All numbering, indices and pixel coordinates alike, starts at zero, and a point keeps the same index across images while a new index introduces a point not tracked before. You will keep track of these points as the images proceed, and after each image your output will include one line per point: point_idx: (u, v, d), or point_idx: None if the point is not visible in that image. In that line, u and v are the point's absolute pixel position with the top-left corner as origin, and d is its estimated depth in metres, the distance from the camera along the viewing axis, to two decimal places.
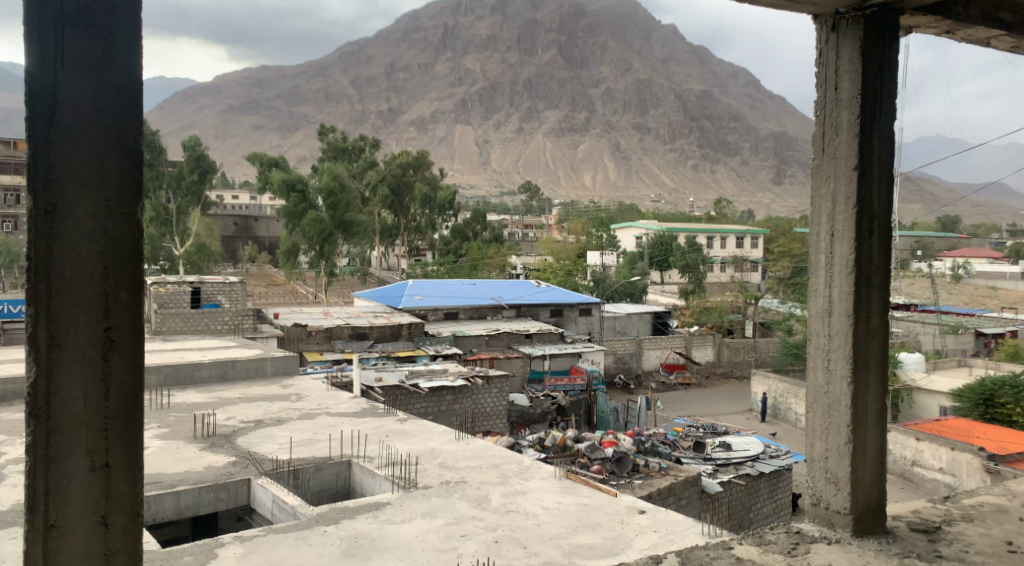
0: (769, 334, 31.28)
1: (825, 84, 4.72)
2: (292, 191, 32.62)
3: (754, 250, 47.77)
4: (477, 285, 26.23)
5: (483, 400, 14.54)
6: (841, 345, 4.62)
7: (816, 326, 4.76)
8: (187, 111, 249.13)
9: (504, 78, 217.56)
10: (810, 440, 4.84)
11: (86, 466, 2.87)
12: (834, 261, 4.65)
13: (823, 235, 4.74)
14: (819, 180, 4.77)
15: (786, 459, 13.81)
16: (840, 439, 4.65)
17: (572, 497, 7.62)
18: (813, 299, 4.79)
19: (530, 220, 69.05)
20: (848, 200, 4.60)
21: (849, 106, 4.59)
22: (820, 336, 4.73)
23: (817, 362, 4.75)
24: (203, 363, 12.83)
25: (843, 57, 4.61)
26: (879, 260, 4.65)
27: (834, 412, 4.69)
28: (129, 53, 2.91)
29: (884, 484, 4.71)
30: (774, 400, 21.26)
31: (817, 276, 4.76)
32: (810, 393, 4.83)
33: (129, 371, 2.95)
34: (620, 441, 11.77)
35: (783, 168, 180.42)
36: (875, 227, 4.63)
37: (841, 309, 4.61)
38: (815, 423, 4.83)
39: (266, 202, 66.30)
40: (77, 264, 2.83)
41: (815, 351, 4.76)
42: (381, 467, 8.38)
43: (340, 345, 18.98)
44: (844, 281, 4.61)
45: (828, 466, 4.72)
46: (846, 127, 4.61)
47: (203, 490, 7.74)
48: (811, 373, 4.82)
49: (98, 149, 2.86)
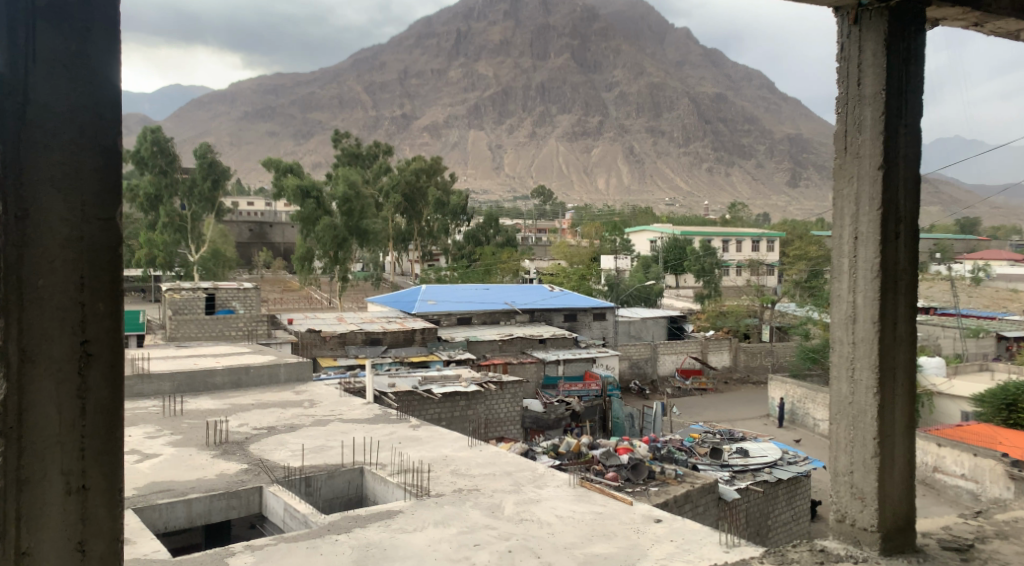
0: (786, 338, 31.01)
1: (847, 81, 4.72)
2: (306, 198, 32.72)
3: (770, 253, 47.41)
4: (490, 290, 26.17)
5: (496, 406, 14.34)
6: (865, 353, 4.59)
7: (840, 333, 4.74)
8: (203, 119, 251.24)
9: (517, 83, 217.99)
10: (834, 452, 4.80)
11: (61, 489, 2.88)
12: (858, 263, 4.65)
13: (846, 237, 4.73)
14: (843, 180, 4.77)
15: (804, 466, 13.61)
16: (866, 453, 4.60)
17: (586, 505, 7.52)
18: (837, 305, 4.77)
19: (543, 225, 68.97)
20: (872, 201, 4.59)
21: (872, 103, 4.58)
22: (843, 344, 4.71)
23: (841, 371, 4.72)
24: (217, 369, 12.82)
25: (866, 52, 4.60)
26: (905, 262, 4.63)
27: (859, 423, 4.66)
28: (105, 50, 2.96)
29: (911, 497, 4.67)
30: (792, 405, 21.02)
31: (841, 280, 4.74)
32: (833, 403, 4.80)
33: (107, 386, 2.97)
34: (635, 448, 11.62)
35: (798, 171, 179.39)
36: (900, 228, 4.63)
37: (867, 316, 4.58)
38: (839, 436, 4.78)
39: (282, 209, 66.71)
40: (50, 272, 2.86)
41: (839, 359, 4.73)
42: (394, 474, 8.30)
43: (354, 350, 18.93)
44: (868, 285, 4.59)
45: (854, 481, 4.68)
46: (869, 124, 4.61)
47: (215, 498, 7.70)
48: (835, 383, 4.79)
49: (73, 149, 2.90)
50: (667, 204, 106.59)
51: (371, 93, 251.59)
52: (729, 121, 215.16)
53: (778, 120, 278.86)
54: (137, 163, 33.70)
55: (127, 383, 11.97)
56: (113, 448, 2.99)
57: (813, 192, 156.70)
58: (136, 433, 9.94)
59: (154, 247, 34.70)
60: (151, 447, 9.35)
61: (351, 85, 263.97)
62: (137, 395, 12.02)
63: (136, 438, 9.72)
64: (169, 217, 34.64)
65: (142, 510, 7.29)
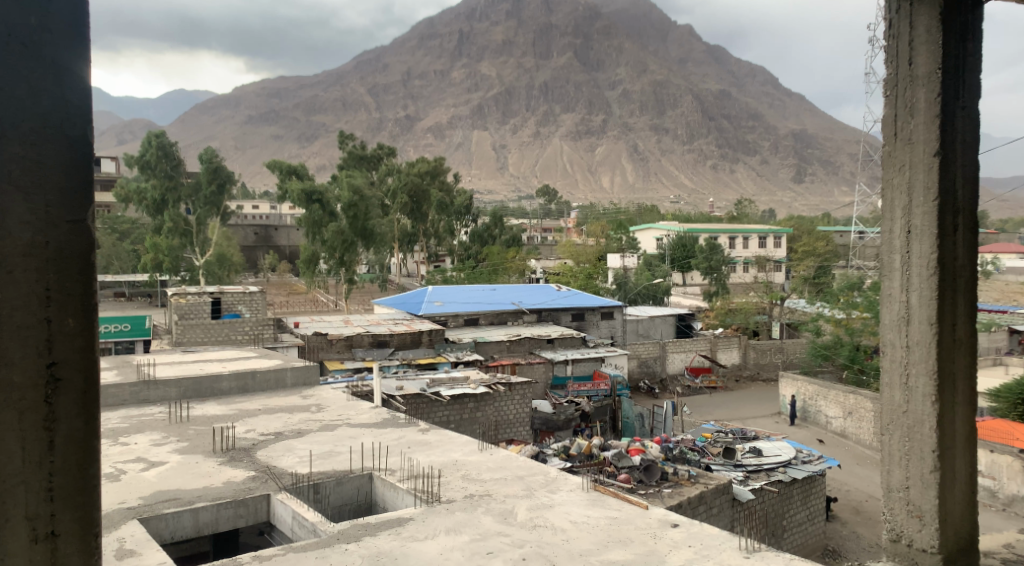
0: (796, 335, 30.78)
1: (901, 63, 5.44)
2: (311, 201, 32.68)
3: (778, 249, 47.07)
4: (497, 290, 26.02)
5: (506, 407, 14.16)
6: (922, 357, 5.27)
7: (894, 335, 5.44)
8: (207, 124, 251.80)
9: (520, 82, 217.48)
10: (889, 466, 5.50)
11: (28, 536, 3.17)
12: (913, 259, 5.33)
13: (899, 231, 5.42)
14: (892, 169, 5.48)
15: (819, 464, 13.43)
16: (924, 467, 5.29)
17: (600, 510, 7.35)
18: (890, 304, 5.47)
19: (548, 224, 68.65)
20: (927, 191, 5.27)
21: (926, 84, 5.28)
22: (897, 347, 5.42)
23: (897, 380, 5.42)
24: (223, 374, 12.68)
25: (920, 27, 5.30)
26: (962, 258, 5.33)
27: (907, 434, 5.39)
28: (62, 38, 3.28)
29: (968, 515, 5.38)
30: (803, 403, 20.80)
31: (893, 279, 5.45)
32: (886, 412, 5.53)
33: (76, 415, 3.27)
34: (648, 448, 11.38)
35: (805, 166, 178.11)
36: (956, 223, 5.32)
37: (924, 318, 5.26)
38: (894, 449, 5.49)
39: (286, 211, 66.48)
40: (16, 292, 3.17)
41: (894, 364, 5.43)
42: (403, 480, 8.15)
43: (362, 353, 18.76)
44: (923, 283, 5.27)
45: (910, 498, 5.38)
46: (922, 106, 5.30)
47: (222, 507, 7.56)
48: (890, 392, 5.49)
49: (39, 141, 3.23)
50: (672, 201, 106.09)
51: (374, 95, 251.60)
52: (732, 118, 214.39)
53: (783, 116, 277.71)
54: (142, 169, 33.74)
55: (133, 389, 11.85)
56: (83, 487, 3.29)
57: (819, 187, 155.98)
58: (142, 441, 9.80)
59: (160, 252, 34.66)
60: (157, 454, 9.22)
61: (355, 87, 263.95)
62: (143, 402, 11.90)
63: (142, 445, 9.59)
64: (173, 221, 34.54)
65: (148, 520, 7.16)
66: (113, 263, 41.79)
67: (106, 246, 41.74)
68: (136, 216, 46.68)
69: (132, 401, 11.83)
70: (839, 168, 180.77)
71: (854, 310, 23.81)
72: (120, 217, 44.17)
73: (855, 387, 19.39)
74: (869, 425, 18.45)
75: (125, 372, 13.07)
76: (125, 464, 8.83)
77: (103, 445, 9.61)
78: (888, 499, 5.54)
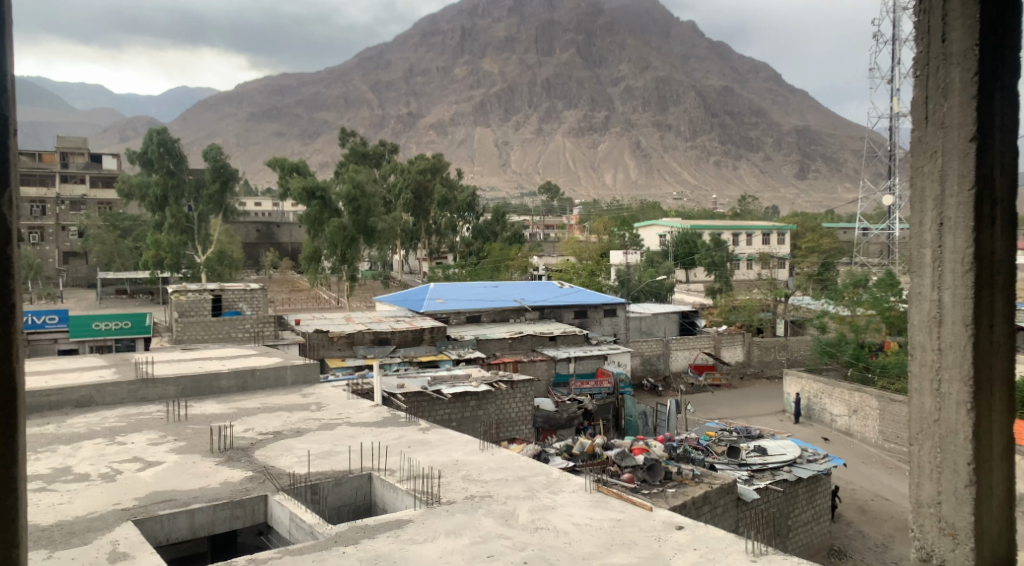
0: (800, 332, 30.51)
1: (932, 39, 4.84)
2: (313, 198, 32.46)
3: (781, 246, 46.02)
4: (499, 287, 25.82)
5: (508, 405, 14.00)
6: (954, 360, 4.73)
7: (925, 338, 4.89)
8: (211, 121, 252.05)
9: (523, 78, 217.04)
10: (918, 480, 4.93)
11: None
12: (946, 253, 4.77)
13: (930, 223, 4.85)
14: (921, 157, 4.90)
15: (824, 463, 13.26)
16: (958, 481, 4.72)
17: (603, 512, 7.21)
18: (920, 303, 4.93)
19: (551, 220, 68.42)
20: (962, 176, 4.70)
21: (961, 61, 4.70)
22: (927, 350, 4.87)
23: (926, 385, 4.87)
24: (223, 372, 12.54)
25: (954, 4, 4.71)
26: (1002, 253, 4.72)
27: (935, 434, 4.83)
28: None
29: (1008, 529, 4.75)
30: (808, 400, 20.66)
31: (923, 276, 4.89)
32: (914, 419, 4.98)
33: None
34: (651, 448, 11.21)
35: (809, 162, 177.38)
36: (996, 212, 4.72)
37: (959, 317, 4.70)
38: (924, 461, 4.92)
39: (289, 208, 66.39)
40: None
41: (924, 369, 4.89)
42: (403, 481, 8.00)
43: (363, 351, 18.61)
44: (957, 281, 4.72)
45: (943, 514, 4.80)
46: (957, 85, 4.72)
47: (219, 508, 7.43)
48: (919, 398, 4.94)
49: None
50: (675, 198, 105.86)
51: (377, 91, 251.41)
52: (735, 115, 213.96)
53: (785, 112, 277.12)
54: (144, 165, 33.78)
55: (131, 388, 11.73)
56: None
57: (821, 184, 155.64)
58: (139, 440, 9.68)
59: (161, 248, 34.50)
60: (154, 454, 9.08)
61: (358, 84, 263.74)
62: (141, 400, 11.77)
63: (139, 445, 9.46)
64: (174, 218, 34.46)
65: (143, 522, 7.05)
66: (115, 260, 41.89)
67: (108, 243, 41.93)
68: (138, 213, 46.58)
69: (130, 400, 11.72)
70: (842, 165, 180.27)
71: (859, 307, 23.95)
72: (122, 214, 44.03)
73: (860, 385, 19.20)
74: (874, 423, 18.33)
75: (124, 370, 12.95)
76: (121, 464, 8.71)
77: (99, 444, 9.48)
78: (917, 514, 4.96)
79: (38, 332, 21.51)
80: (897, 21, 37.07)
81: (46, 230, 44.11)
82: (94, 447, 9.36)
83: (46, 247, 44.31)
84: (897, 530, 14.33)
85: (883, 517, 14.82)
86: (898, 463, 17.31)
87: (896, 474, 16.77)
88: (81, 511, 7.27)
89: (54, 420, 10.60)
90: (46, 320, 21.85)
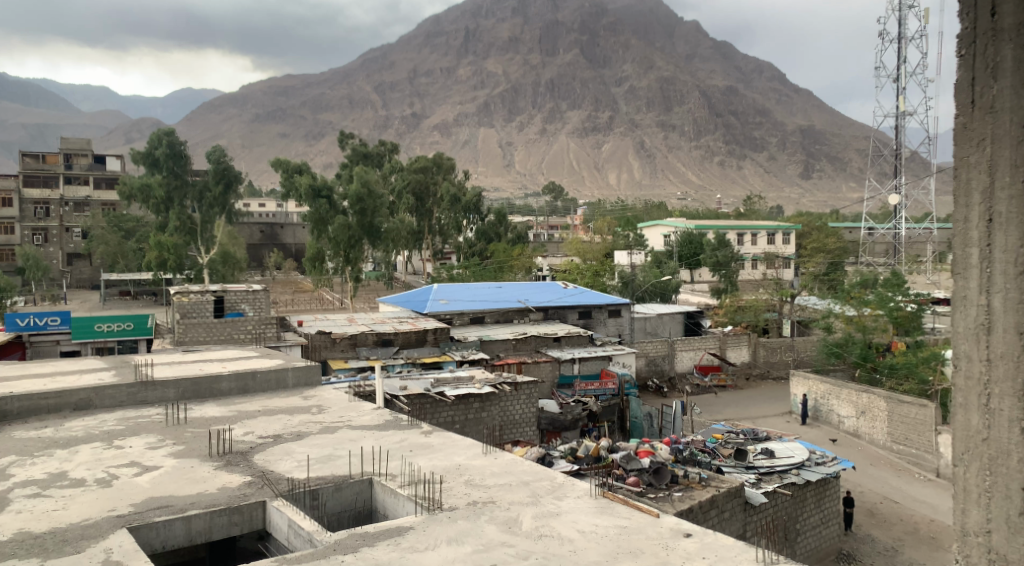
0: (806, 332, 30.27)
1: (981, 14, 5.47)
2: (319, 198, 32.39)
3: (787, 246, 45.75)
4: (503, 287, 25.66)
5: (512, 407, 13.85)
6: (1004, 373, 5.37)
7: (973, 349, 5.56)
8: (215, 122, 252.63)
9: (526, 79, 216.81)
10: (964, 507, 5.60)
11: None
12: (997, 252, 5.41)
13: (979, 218, 5.51)
14: (967, 145, 5.57)
15: (833, 466, 13.04)
16: (1010, 509, 5.33)
17: (609, 519, 7.03)
18: (969, 309, 5.59)
19: (554, 221, 68.24)
20: (1011, 166, 5.32)
21: (1012, 36, 5.32)
22: (975, 362, 5.54)
23: (976, 403, 5.53)
24: (223, 375, 12.37)
25: None
26: None
27: (979, 447, 5.53)
28: None
29: None
30: (815, 401, 20.44)
31: (970, 279, 5.57)
32: (961, 438, 5.66)
33: None
34: (657, 450, 10.98)
35: (813, 161, 176.42)
36: None
37: (1009, 325, 5.35)
38: (972, 488, 5.57)
39: (292, 208, 66.29)
40: None
41: (973, 384, 5.55)
42: (404, 486, 7.84)
43: (366, 352, 18.48)
44: (1008, 285, 5.36)
45: (992, 545, 5.43)
46: (1008, 60, 5.34)
47: (216, 514, 7.26)
48: (967, 416, 5.61)
49: None
50: (679, 198, 105.55)
51: (380, 92, 251.54)
52: (739, 115, 213.29)
53: (790, 112, 276.22)
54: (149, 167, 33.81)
55: (131, 391, 11.58)
56: None
57: (826, 184, 155.13)
58: (137, 444, 9.52)
59: (164, 249, 34.34)
60: (152, 458, 8.93)
61: (362, 85, 263.86)
62: (141, 403, 11.63)
63: (137, 449, 9.31)
64: (179, 220, 34.40)
65: (138, 529, 6.91)
66: (119, 261, 42.04)
67: (112, 244, 42.11)
68: (141, 214, 46.49)
69: (130, 402, 11.57)
70: (847, 164, 179.45)
71: (865, 307, 23.72)
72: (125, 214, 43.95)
73: (868, 386, 18.96)
74: (881, 424, 18.09)
75: (123, 372, 12.79)
76: (118, 469, 8.55)
77: (96, 448, 9.33)
78: (964, 542, 5.63)
79: (39, 334, 21.16)
80: (902, 19, 37.00)
81: (51, 231, 44.17)
82: (91, 451, 9.21)
83: (51, 248, 44.34)
84: (908, 533, 14.12)
85: (893, 520, 14.62)
86: (906, 466, 17.11)
87: (906, 477, 16.56)
88: (75, 518, 7.12)
89: (52, 424, 10.47)
90: (48, 321, 21.31)
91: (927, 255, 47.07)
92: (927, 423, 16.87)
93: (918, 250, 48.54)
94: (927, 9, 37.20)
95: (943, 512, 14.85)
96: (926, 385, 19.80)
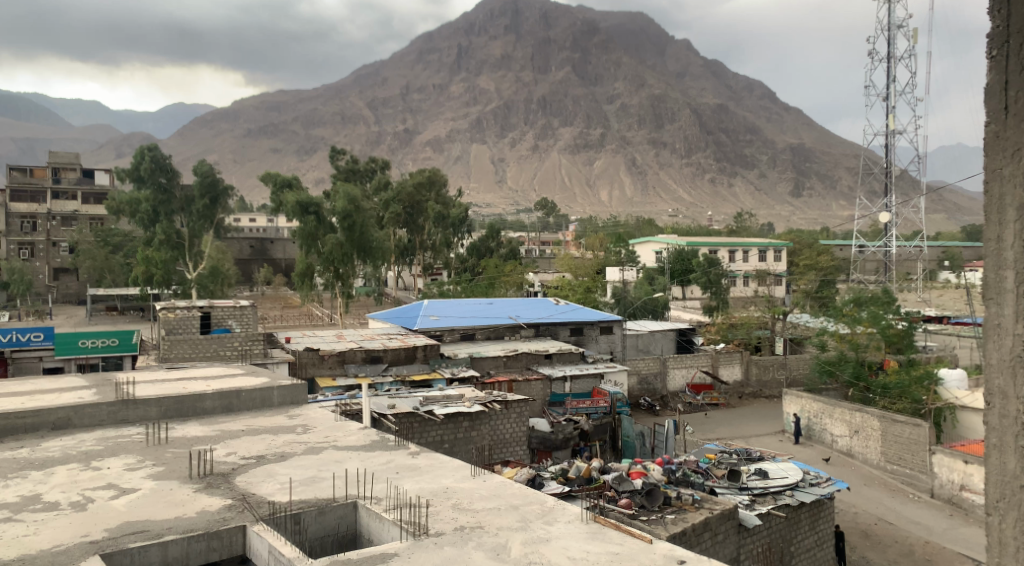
0: (799, 351, 30.00)
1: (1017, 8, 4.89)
2: (307, 213, 32.09)
3: (778, 263, 45.65)
4: (493, 303, 25.47)
5: (501, 426, 13.66)
6: None
7: (1006, 381, 4.92)
8: (207, 136, 252.61)
9: (519, 96, 217.70)
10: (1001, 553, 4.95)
11: None
12: None
13: (1014, 235, 4.86)
14: (1001, 155, 4.92)
15: (828, 487, 12.79)
16: None
17: (600, 545, 6.81)
18: (1000, 337, 4.96)
19: (546, 237, 68.22)
20: None
21: None
22: (1011, 399, 4.88)
23: (1010, 443, 4.90)
24: (207, 393, 12.09)
25: None
26: None
27: (1016, 494, 4.90)
28: None
29: None
30: (808, 420, 20.23)
31: (1005, 304, 4.92)
32: (996, 484, 4.99)
33: None
34: (649, 472, 10.71)
35: (803, 180, 176.74)
36: None
37: None
38: (1007, 534, 4.93)
39: (283, 224, 66.17)
40: None
41: (1007, 421, 4.91)
42: (389, 510, 7.61)
43: (354, 369, 18.22)
44: None
45: None
46: None
47: (194, 540, 7.02)
48: (1000, 457, 4.97)
49: None
50: (670, 215, 105.84)
51: (373, 109, 251.97)
52: (730, 132, 214.32)
53: (781, 130, 278.47)
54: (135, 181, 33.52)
55: (112, 409, 11.31)
56: None
57: (817, 201, 155.26)
58: (115, 465, 9.25)
59: (151, 264, 34.17)
60: (129, 480, 8.66)
61: (354, 101, 264.47)
62: (121, 422, 11.35)
63: (114, 470, 9.03)
64: (166, 234, 34.11)
65: (111, 556, 6.68)
66: (106, 276, 41.77)
67: (99, 259, 41.82)
68: (129, 229, 46.13)
69: (110, 422, 11.29)
70: (837, 182, 180.27)
71: (858, 325, 23.62)
72: (113, 229, 43.63)
73: (861, 405, 18.78)
74: (876, 444, 17.90)
75: (104, 391, 12.48)
76: (94, 492, 8.27)
77: (73, 470, 9.06)
78: None
79: (22, 350, 20.87)
80: (891, 39, 37.26)
81: (37, 245, 43.84)
82: (67, 473, 8.93)
83: (37, 263, 44.01)
84: (903, 555, 13.94)
85: (888, 542, 14.45)
86: (901, 486, 16.92)
87: (900, 497, 16.41)
88: (47, 545, 6.87)
89: (29, 444, 10.20)
90: (31, 337, 21.04)
91: (917, 272, 47.09)
92: (921, 442, 16.71)
93: (908, 268, 48.74)
94: (915, 29, 37.43)
95: (939, 534, 14.62)
96: (919, 404, 19.71)
